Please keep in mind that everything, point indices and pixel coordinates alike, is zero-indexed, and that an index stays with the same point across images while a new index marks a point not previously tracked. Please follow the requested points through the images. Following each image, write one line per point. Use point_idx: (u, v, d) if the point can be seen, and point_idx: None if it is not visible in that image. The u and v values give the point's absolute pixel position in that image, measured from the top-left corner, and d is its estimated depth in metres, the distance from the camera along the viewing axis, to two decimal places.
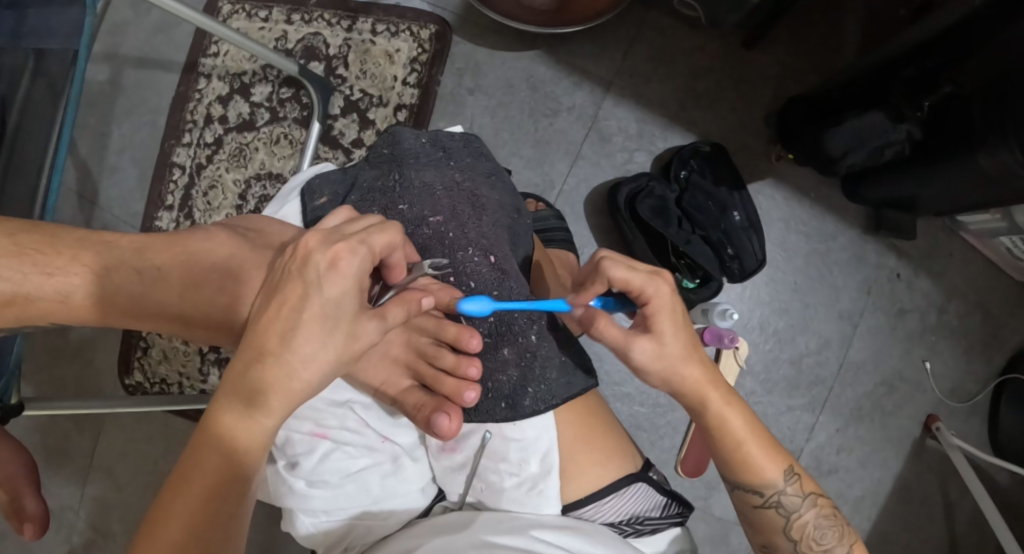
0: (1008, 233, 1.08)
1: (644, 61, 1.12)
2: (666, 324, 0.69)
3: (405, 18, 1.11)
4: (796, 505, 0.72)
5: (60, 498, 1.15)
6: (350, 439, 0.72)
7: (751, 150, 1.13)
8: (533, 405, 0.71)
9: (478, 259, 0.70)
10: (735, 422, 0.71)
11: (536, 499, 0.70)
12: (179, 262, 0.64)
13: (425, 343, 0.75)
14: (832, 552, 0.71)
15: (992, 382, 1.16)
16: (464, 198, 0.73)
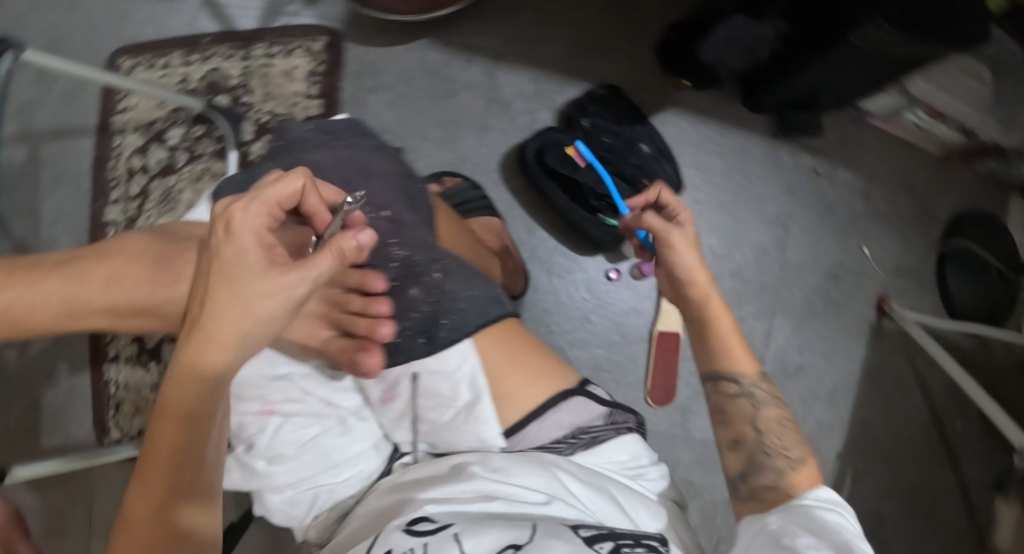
0: (911, 108, 1.13)
1: (528, 25, 1.17)
2: (688, 252, 0.80)
3: (296, 36, 1.17)
4: (763, 400, 0.75)
5: None
6: (298, 410, 0.74)
7: (648, 85, 1.17)
8: (448, 335, 0.72)
9: (375, 215, 0.73)
10: (716, 304, 0.78)
11: (474, 425, 0.73)
12: (101, 262, 0.66)
13: (335, 292, 0.73)
14: (790, 450, 0.71)
15: (933, 254, 1.19)
16: (352, 167, 0.74)
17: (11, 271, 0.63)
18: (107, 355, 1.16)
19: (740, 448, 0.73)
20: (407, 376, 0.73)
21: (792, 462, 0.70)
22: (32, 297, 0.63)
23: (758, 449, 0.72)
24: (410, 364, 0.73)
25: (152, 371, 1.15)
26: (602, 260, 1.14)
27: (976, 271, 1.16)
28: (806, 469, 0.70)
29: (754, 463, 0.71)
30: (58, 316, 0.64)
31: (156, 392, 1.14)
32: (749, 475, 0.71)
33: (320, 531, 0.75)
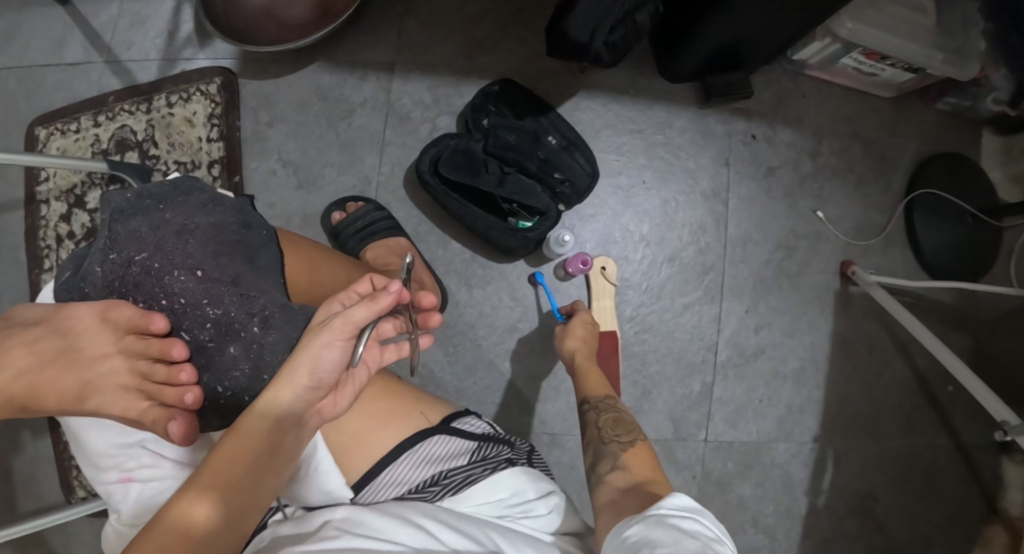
0: (846, 52, 1.00)
1: (418, 30, 1.11)
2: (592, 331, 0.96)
3: (192, 81, 1.15)
4: (605, 405, 0.81)
5: None
6: (153, 474, 0.71)
7: (551, 72, 1.09)
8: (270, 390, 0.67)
9: (184, 278, 0.69)
10: (582, 358, 0.90)
11: (317, 478, 0.68)
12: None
13: (142, 364, 0.65)
14: (625, 437, 0.76)
15: (900, 205, 1.06)
16: (169, 231, 0.70)
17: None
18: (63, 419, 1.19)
19: (588, 446, 0.78)
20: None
21: (625, 444, 0.75)
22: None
23: (599, 442, 0.77)
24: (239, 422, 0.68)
25: None
26: (522, 267, 1.08)
27: (946, 219, 1.04)
28: (638, 447, 0.74)
29: (597, 456, 0.76)
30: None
31: None
32: (596, 464, 0.74)
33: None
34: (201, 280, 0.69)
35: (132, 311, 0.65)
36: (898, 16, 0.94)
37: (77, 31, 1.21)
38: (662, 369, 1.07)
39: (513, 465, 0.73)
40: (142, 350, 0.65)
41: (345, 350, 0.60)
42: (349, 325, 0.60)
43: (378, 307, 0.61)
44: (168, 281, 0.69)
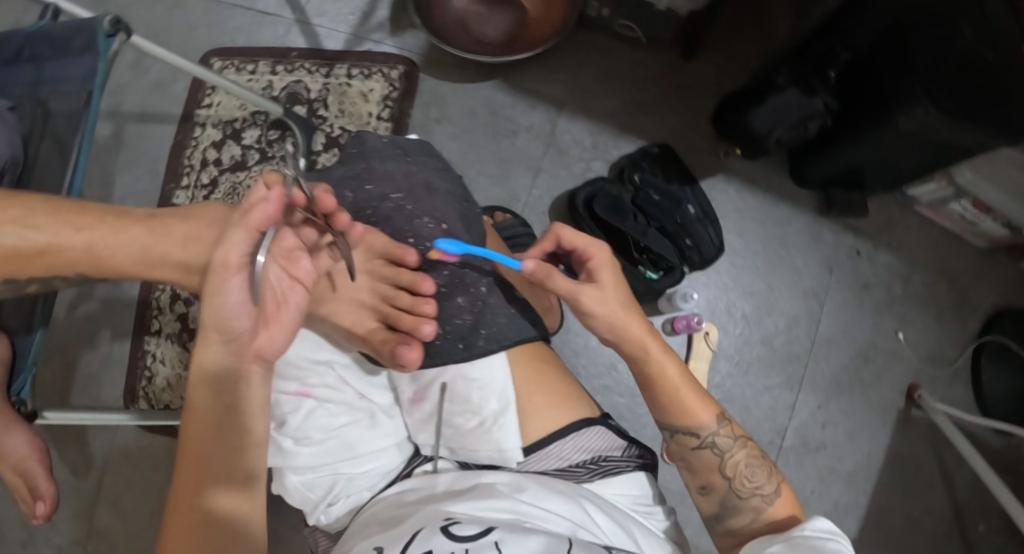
0: (957, 198, 1.12)
1: (592, 79, 1.23)
2: (608, 276, 0.77)
3: (376, 62, 1.24)
4: (727, 446, 0.73)
5: (66, 533, 1.18)
6: (331, 397, 0.79)
7: (698, 148, 1.21)
8: (485, 345, 0.79)
9: (430, 226, 0.81)
10: (668, 364, 0.74)
11: (498, 434, 0.76)
12: (180, 220, 0.69)
13: (386, 288, 0.81)
14: (763, 488, 0.72)
15: (969, 347, 1.16)
16: (418, 181, 0.82)
17: (100, 213, 0.68)
18: (150, 328, 1.21)
19: (711, 493, 0.73)
20: (439, 381, 0.79)
21: (768, 498, 0.71)
22: (112, 242, 0.68)
23: (731, 494, 0.72)
24: (446, 369, 0.79)
25: (189, 350, 1.21)
26: None
27: (1011, 369, 1.14)
28: (782, 508, 0.71)
29: (726, 505, 0.72)
30: (134, 263, 0.69)
31: (189, 372, 1.20)
32: (727, 518, 0.73)
33: (332, 520, 0.78)
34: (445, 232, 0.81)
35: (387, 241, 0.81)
36: None
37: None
38: None
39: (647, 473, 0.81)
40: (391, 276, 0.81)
41: (241, 281, 0.60)
42: (232, 254, 0.59)
43: (249, 224, 0.59)
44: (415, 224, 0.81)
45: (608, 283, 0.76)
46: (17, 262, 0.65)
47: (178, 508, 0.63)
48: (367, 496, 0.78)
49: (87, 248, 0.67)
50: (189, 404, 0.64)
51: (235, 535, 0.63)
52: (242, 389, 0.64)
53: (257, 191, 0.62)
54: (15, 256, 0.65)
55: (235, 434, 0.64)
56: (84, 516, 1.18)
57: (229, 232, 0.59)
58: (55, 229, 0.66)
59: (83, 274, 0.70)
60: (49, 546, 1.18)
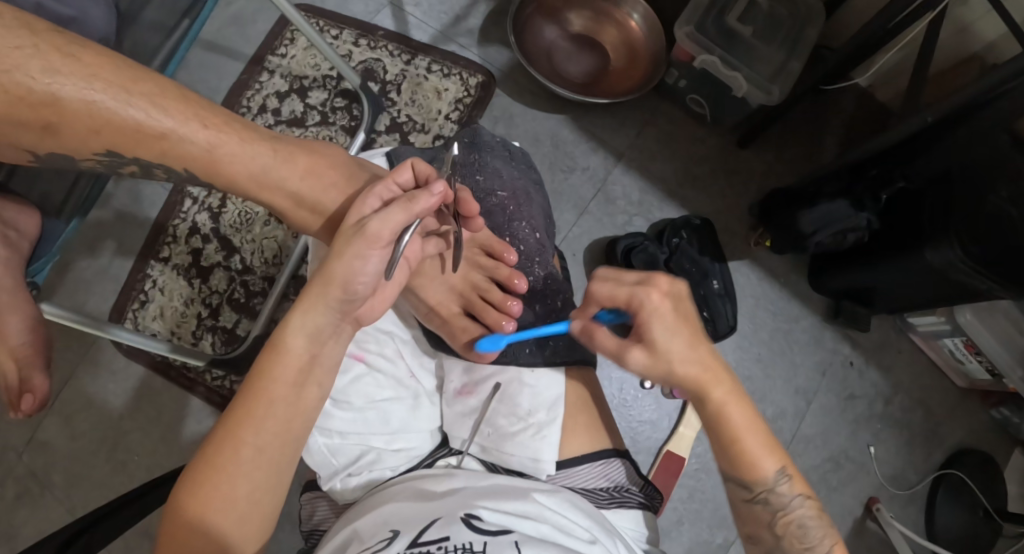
0: (950, 334, 1.19)
1: (653, 141, 1.28)
2: (659, 332, 0.69)
3: (458, 65, 1.27)
4: (783, 502, 0.71)
5: (5, 438, 1.14)
6: (382, 368, 0.82)
7: (733, 231, 1.27)
8: (550, 356, 0.83)
9: (527, 232, 0.91)
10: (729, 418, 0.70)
11: (539, 444, 0.77)
12: (306, 153, 0.73)
13: (479, 278, 0.88)
14: (814, 551, 0.69)
15: (930, 474, 1.24)
16: (520, 188, 0.93)
17: (229, 118, 0.69)
18: (158, 253, 1.17)
19: (758, 543, 0.72)
20: (495, 379, 0.82)
21: None
22: (234, 149, 0.68)
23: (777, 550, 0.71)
24: (506, 369, 0.83)
25: (191, 287, 1.17)
26: None
27: (964, 504, 1.21)
28: None
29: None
30: (249, 177, 0.69)
31: (186, 308, 1.16)
32: None
33: (345, 490, 0.77)
34: (537, 241, 0.92)
35: (492, 237, 0.89)
36: (1003, 325, 1.13)
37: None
38: (700, 508, 1.18)
39: (656, 520, 0.81)
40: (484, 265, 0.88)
41: (381, 254, 0.69)
42: (386, 229, 0.69)
43: (411, 208, 0.70)
44: (513, 225, 0.91)
45: (660, 340, 0.69)
46: (132, 136, 0.64)
47: (232, 439, 0.65)
48: (388, 475, 0.77)
49: (207, 148, 0.67)
50: (281, 348, 0.67)
51: (273, 481, 0.66)
52: (304, 381, 0.68)
53: (403, 172, 0.76)
54: (133, 130, 0.63)
55: (306, 386, 0.69)
56: (31, 424, 1.14)
57: (389, 209, 0.69)
58: (183, 118, 0.65)
59: (185, 172, 0.68)
60: None
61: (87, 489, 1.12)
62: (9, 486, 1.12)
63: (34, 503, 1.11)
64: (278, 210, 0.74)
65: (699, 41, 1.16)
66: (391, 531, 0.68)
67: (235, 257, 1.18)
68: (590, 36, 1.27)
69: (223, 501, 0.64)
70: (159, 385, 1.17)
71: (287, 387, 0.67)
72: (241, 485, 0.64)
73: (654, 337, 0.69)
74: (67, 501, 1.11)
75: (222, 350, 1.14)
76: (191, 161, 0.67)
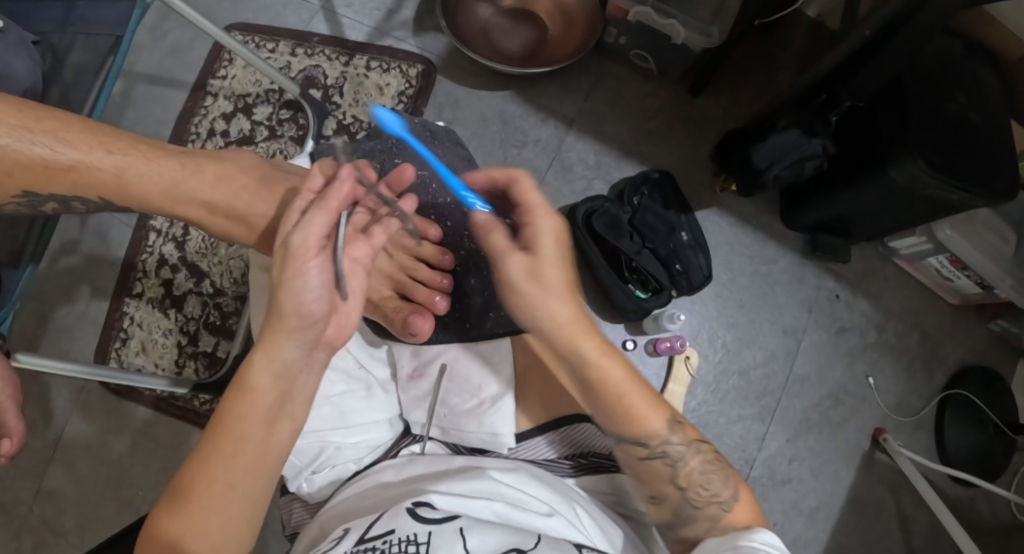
0: (935, 253, 1.15)
1: (602, 103, 1.24)
2: (549, 248, 0.70)
3: (396, 58, 1.24)
4: (680, 454, 0.71)
5: (16, 492, 1.19)
6: (330, 363, 0.82)
7: (697, 181, 1.23)
8: (491, 326, 0.88)
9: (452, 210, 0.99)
10: (624, 370, 0.70)
11: (495, 417, 0.78)
12: (215, 162, 0.73)
13: (407, 259, 0.91)
14: (720, 497, 0.69)
15: (935, 397, 1.20)
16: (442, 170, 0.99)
17: (134, 140, 0.70)
18: (132, 290, 1.20)
19: (664, 503, 0.71)
20: (442, 360, 0.84)
21: (725, 506, 0.69)
22: (138, 171, 0.69)
23: (685, 504, 0.70)
24: (450, 347, 0.85)
25: (167, 317, 1.19)
26: (620, 329, 1.19)
27: (972, 422, 1.18)
28: (741, 513, 0.68)
29: (681, 516, 0.70)
30: (160, 194, 0.70)
31: (166, 339, 1.18)
32: (678, 528, 0.70)
33: (313, 490, 0.79)
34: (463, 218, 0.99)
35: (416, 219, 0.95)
36: (985, 238, 1.10)
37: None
38: None
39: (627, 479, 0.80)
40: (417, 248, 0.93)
41: (319, 261, 0.69)
42: (310, 236, 0.68)
43: (328, 205, 0.70)
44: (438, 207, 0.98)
45: (548, 266, 0.69)
46: (42, 174, 0.66)
47: (206, 474, 0.66)
48: (352, 468, 0.79)
49: (116, 173, 0.68)
50: (249, 386, 0.69)
51: (248, 511, 0.68)
52: (274, 417, 0.70)
53: (314, 179, 0.75)
54: (44, 168, 0.65)
55: (277, 422, 0.71)
56: (37, 474, 1.20)
57: (311, 217, 0.69)
58: (86, 147, 0.67)
59: (104, 200, 0.70)
60: None
61: (101, 527, 1.17)
62: (26, 537, 1.18)
63: (52, 548, 1.17)
64: (197, 222, 0.75)
65: None
66: (343, 529, 0.67)
67: (205, 281, 1.19)
68: (523, 8, 1.22)
69: (198, 534, 0.65)
70: (153, 417, 1.21)
71: (257, 423, 0.69)
72: (214, 520, 0.66)
73: (543, 259, 0.69)
74: (82, 542, 1.16)
75: (205, 374, 1.16)
76: (104, 191, 0.69)
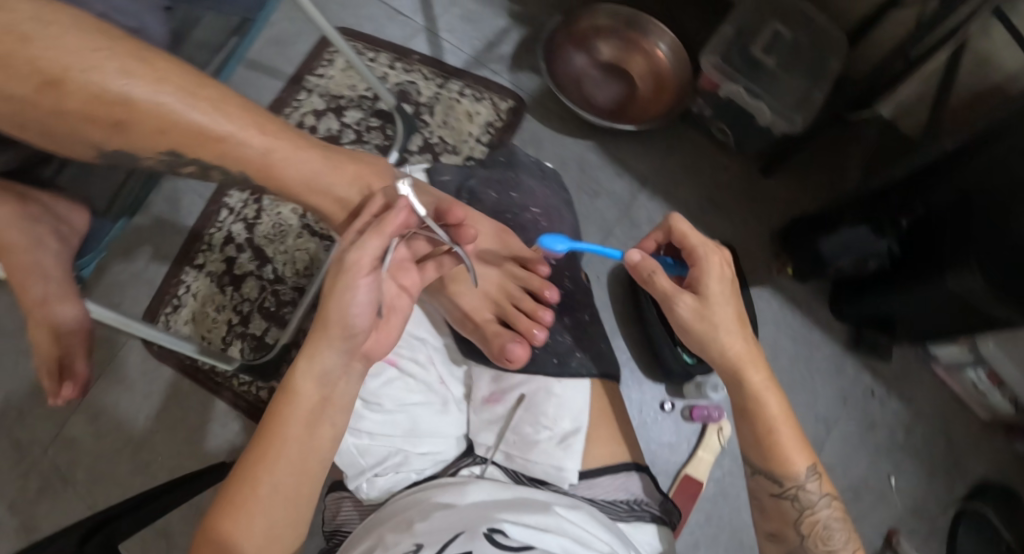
0: (974, 366, 1.18)
1: (678, 168, 1.28)
2: (712, 288, 0.82)
3: (490, 90, 1.28)
4: (811, 502, 0.79)
5: (33, 433, 1.18)
6: (414, 374, 0.88)
7: (756, 259, 1.27)
8: (576, 368, 0.88)
9: (557, 248, 0.99)
10: (775, 407, 0.79)
11: (562, 452, 0.81)
12: (353, 162, 0.78)
13: (512, 287, 0.93)
14: (839, 552, 0.77)
15: (952, 508, 1.22)
16: (551, 208, 1.02)
17: (285, 127, 0.74)
18: (194, 261, 1.21)
19: (781, 542, 0.80)
20: (520, 390, 0.87)
21: None
22: (285, 159, 0.73)
23: (801, 550, 0.78)
24: (533, 378, 0.87)
25: (222, 294, 1.20)
26: (659, 390, 1.23)
27: (986, 539, 1.19)
28: None
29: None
30: (300, 182, 0.75)
31: (217, 314, 1.19)
32: None
33: (371, 491, 0.81)
34: (565, 256, 0.99)
35: (525, 250, 0.94)
36: None
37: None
38: (717, 532, 1.18)
39: (674, 535, 0.81)
40: (520, 277, 0.93)
41: (369, 281, 0.71)
42: (364, 256, 0.70)
43: (386, 230, 0.72)
44: None
45: (715, 304, 0.81)
46: (196, 140, 0.68)
47: (250, 479, 0.68)
48: (412, 478, 0.82)
49: (263, 154, 0.72)
50: (291, 392, 0.70)
51: (292, 518, 0.70)
52: (313, 422, 0.71)
53: (374, 204, 0.76)
54: (197, 133, 0.68)
55: (317, 427, 0.71)
56: (58, 420, 1.19)
57: (364, 237, 0.71)
58: (242, 124, 0.70)
59: (242, 174, 0.73)
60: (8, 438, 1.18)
61: (111, 486, 1.16)
62: (31, 481, 1.16)
63: (56, 499, 1.16)
64: (324, 213, 0.79)
65: (725, 71, 1.16)
66: (416, 543, 0.69)
67: (267, 267, 1.21)
68: (619, 64, 1.25)
69: (243, 536, 0.67)
70: (188, 386, 1.20)
71: (298, 428, 0.70)
72: (258, 521, 0.67)
73: (708, 300, 0.82)
74: (89, 498, 1.16)
75: (250, 356, 1.17)
76: (246, 166, 0.72)
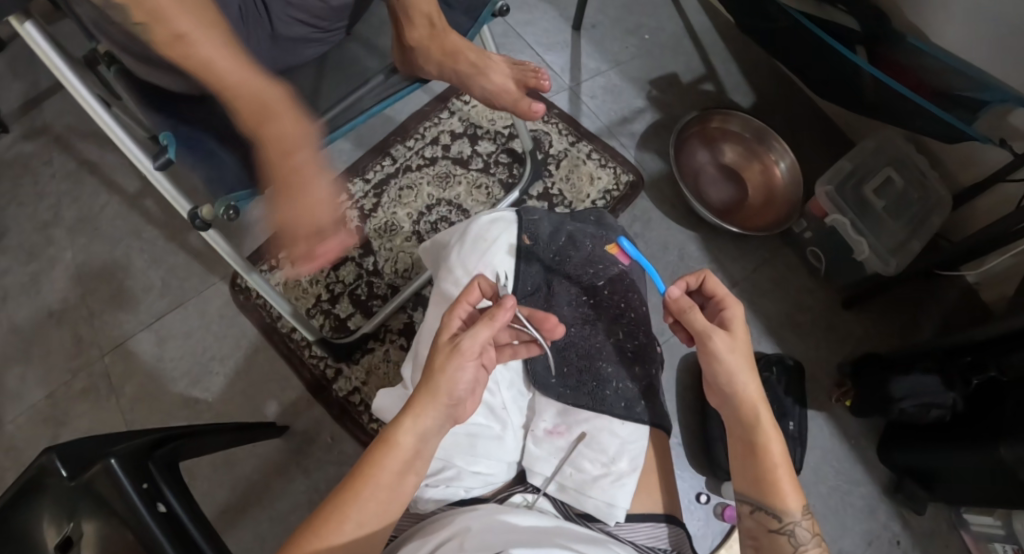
0: (1003, 540, 1.17)
1: (766, 281, 1.35)
2: (738, 329, 0.86)
3: (616, 160, 1.36)
4: (803, 539, 0.79)
5: (97, 333, 1.24)
6: None
7: (818, 384, 1.32)
8: (640, 414, 0.90)
9: (639, 303, 1.00)
10: (774, 442, 0.81)
11: (616, 491, 0.83)
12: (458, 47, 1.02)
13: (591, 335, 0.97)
14: None
15: None
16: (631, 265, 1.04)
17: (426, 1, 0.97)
18: None
19: None
20: (583, 428, 0.90)
21: None
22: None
23: None
24: (598, 417, 0.90)
25: (320, 270, 1.25)
26: (697, 481, 1.24)
27: None
28: None
29: None
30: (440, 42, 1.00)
31: (310, 286, 1.24)
32: None
33: (423, 497, 0.84)
34: (646, 312, 1.00)
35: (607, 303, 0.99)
36: None
37: (571, 50, 1.45)
38: None
39: None
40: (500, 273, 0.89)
41: (474, 367, 0.76)
42: (474, 345, 0.75)
43: (494, 323, 0.76)
44: (630, 294, 1.00)
45: (740, 342, 0.85)
46: None
47: (338, 515, 0.69)
48: (460, 495, 0.83)
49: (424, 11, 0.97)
50: (392, 443, 0.72)
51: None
52: (407, 470, 0.73)
53: (474, 292, 0.80)
54: None
55: (406, 476, 0.73)
56: (126, 331, 1.25)
57: (476, 327, 0.76)
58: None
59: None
60: (75, 332, 1.24)
61: (153, 407, 1.20)
62: (81, 377, 1.21)
63: (99, 402, 1.20)
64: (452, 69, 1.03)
65: (835, 202, 1.24)
66: None
67: (369, 258, 1.26)
68: (736, 170, 1.35)
69: None
70: (258, 344, 1.24)
71: (393, 473, 0.72)
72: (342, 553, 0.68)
73: (736, 339, 0.85)
74: (128, 411, 1.19)
75: (329, 334, 1.22)
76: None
